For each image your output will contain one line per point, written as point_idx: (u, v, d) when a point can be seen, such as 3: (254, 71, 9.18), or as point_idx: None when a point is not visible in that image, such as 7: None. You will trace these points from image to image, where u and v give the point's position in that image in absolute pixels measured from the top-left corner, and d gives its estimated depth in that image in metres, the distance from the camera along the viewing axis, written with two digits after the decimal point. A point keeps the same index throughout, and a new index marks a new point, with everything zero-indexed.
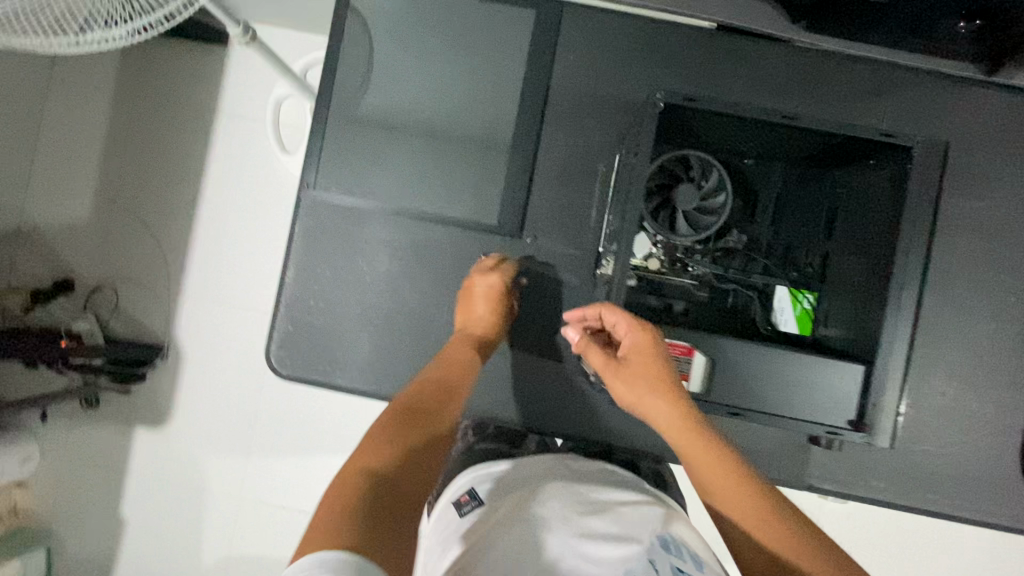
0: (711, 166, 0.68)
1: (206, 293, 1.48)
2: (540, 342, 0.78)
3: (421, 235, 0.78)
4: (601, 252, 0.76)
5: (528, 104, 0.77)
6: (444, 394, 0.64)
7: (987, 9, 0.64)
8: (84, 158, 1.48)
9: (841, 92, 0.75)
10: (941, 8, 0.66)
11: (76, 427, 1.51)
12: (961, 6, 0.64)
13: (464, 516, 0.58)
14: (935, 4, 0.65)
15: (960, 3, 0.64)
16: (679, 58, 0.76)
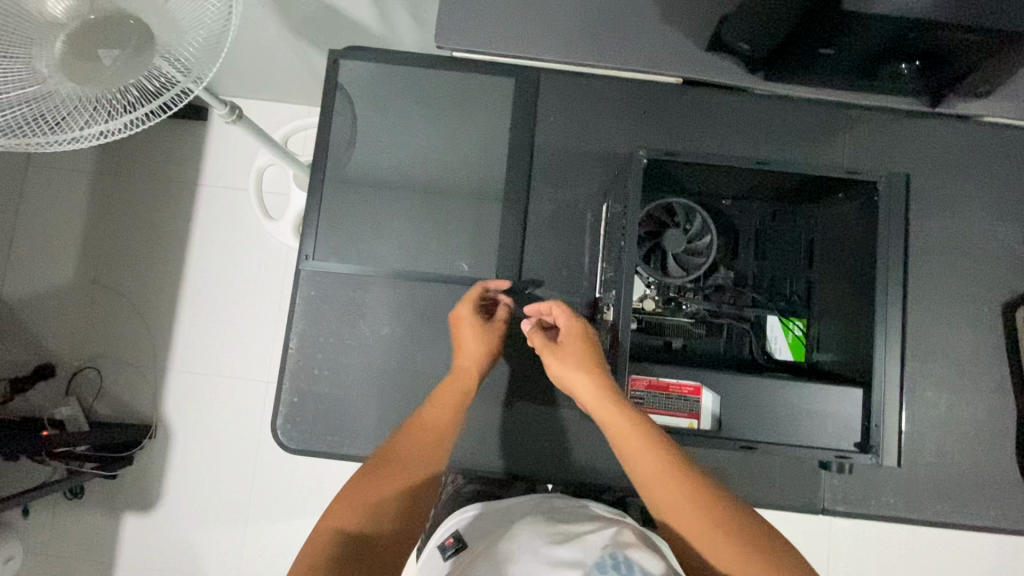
0: (694, 211, 0.72)
1: (195, 366, 1.45)
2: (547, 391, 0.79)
3: (422, 295, 0.79)
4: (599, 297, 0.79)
5: (515, 164, 0.81)
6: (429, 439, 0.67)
7: (928, 52, 0.73)
8: (63, 239, 1.46)
9: (802, 135, 0.83)
10: (889, 51, 0.74)
11: (60, 520, 1.43)
12: (907, 48, 0.72)
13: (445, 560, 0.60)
14: (886, 44, 0.72)
15: (906, 46, 0.72)
16: (652, 113, 0.81)
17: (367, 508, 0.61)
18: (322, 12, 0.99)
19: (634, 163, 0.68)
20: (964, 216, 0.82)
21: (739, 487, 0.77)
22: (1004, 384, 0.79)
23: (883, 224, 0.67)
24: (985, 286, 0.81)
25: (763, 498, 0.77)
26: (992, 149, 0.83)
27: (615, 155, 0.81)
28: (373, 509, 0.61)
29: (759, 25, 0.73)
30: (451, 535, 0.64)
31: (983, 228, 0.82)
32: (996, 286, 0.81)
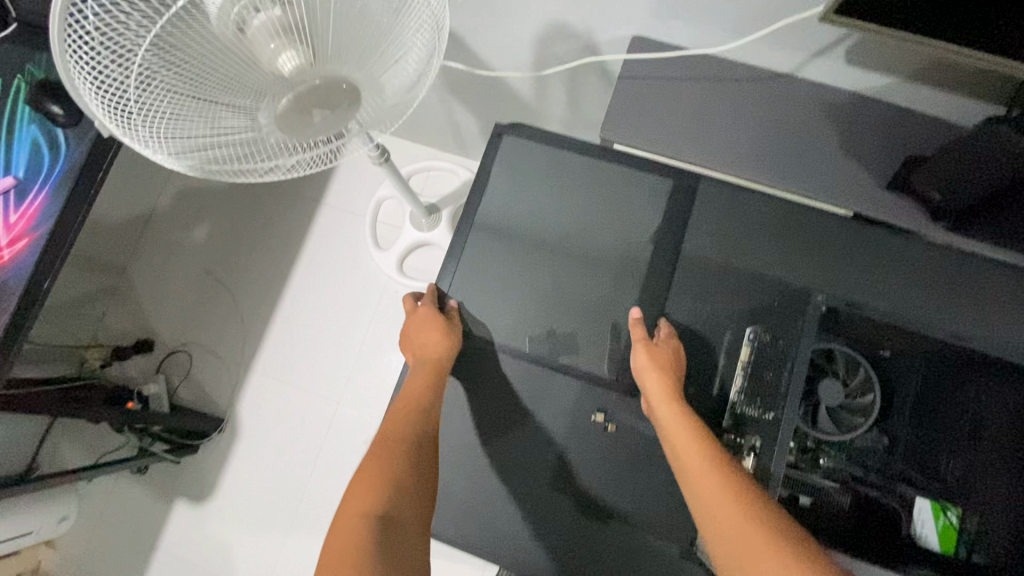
0: (858, 365, 0.69)
1: (276, 371, 1.50)
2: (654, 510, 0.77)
3: (540, 379, 0.80)
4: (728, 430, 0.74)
5: (657, 267, 0.80)
6: (412, 406, 0.75)
7: None
8: (191, 228, 1.57)
9: (989, 299, 0.74)
10: None
11: (120, 490, 1.48)
12: None
13: None
14: None
15: None
16: (814, 243, 0.78)
17: (373, 486, 0.68)
18: (485, 82, 1.04)
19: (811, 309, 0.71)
20: None
21: None
22: None
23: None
24: None
25: None
26: None
27: (766, 278, 0.77)
28: (378, 488, 0.68)
29: (963, 179, 0.68)
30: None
31: None
32: None
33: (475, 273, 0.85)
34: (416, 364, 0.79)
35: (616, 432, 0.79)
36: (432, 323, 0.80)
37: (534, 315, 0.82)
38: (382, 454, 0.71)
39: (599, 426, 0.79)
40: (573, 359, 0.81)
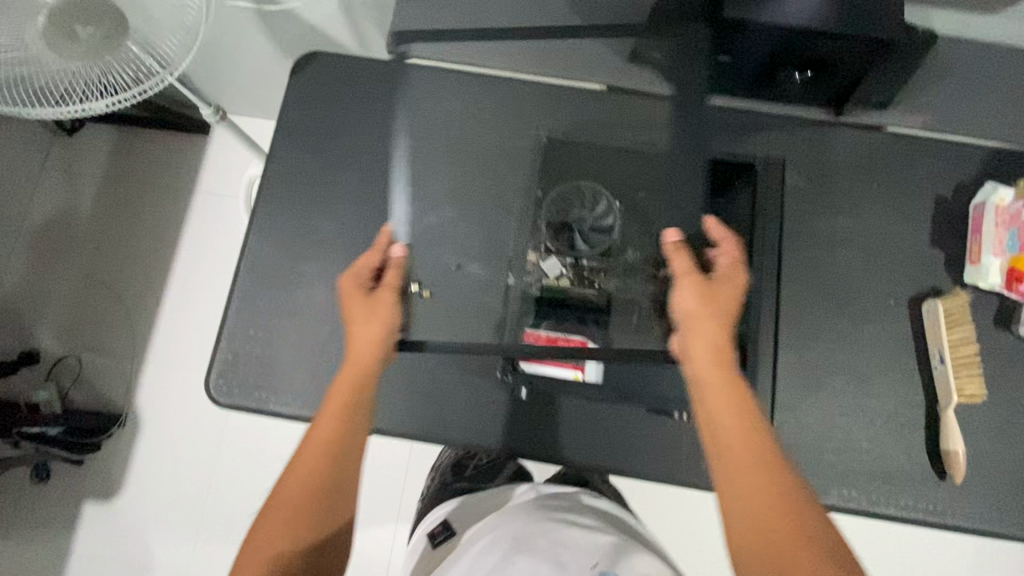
0: (601, 195, 0.82)
1: (173, 357, 1.51)
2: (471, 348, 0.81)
3: (359, 271, 0.85)
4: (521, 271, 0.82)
5: (456, 153, 0.87)
6: (351, 408, 0.70)
7: (814, 60, 0.78)
8: (64, 232, 1.55)
9: (713, 126, 0.87)
10: (782, 59, 0.78)
11: (24, 502, 1.43)
12: (795, 55, 0.77)
13: (436, 546, 0.81)
14: (774, 52, 0.77)
15: (794, 53, 0.77)
16: (572, 109, 0.88)
17: (279, 537, 0.62)
18: (306, 30, 1.09)
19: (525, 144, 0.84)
20: (870, 214, 0.87)
21: (649, 463, 0.79)
22: (911, 375, 0.82)
23: (777, 201, 0.82)
24: (896, 284, 0.85)
25: (676, 476, 0.79)
26: (897, 154, 0.89)
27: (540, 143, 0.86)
28: (288, 536, 0.62)
29: (668, 40, 0.81)
30: (441, 525, 0.84)
31: (890, 226, 0.87)
32: (906, 283, 0.85)
33: (294, 184, 0.89)
34: (358, 349, 0.73)
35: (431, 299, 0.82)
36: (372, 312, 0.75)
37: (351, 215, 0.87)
38: (293, 497, 0.64)
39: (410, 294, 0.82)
40: (391, 246, 0.86)
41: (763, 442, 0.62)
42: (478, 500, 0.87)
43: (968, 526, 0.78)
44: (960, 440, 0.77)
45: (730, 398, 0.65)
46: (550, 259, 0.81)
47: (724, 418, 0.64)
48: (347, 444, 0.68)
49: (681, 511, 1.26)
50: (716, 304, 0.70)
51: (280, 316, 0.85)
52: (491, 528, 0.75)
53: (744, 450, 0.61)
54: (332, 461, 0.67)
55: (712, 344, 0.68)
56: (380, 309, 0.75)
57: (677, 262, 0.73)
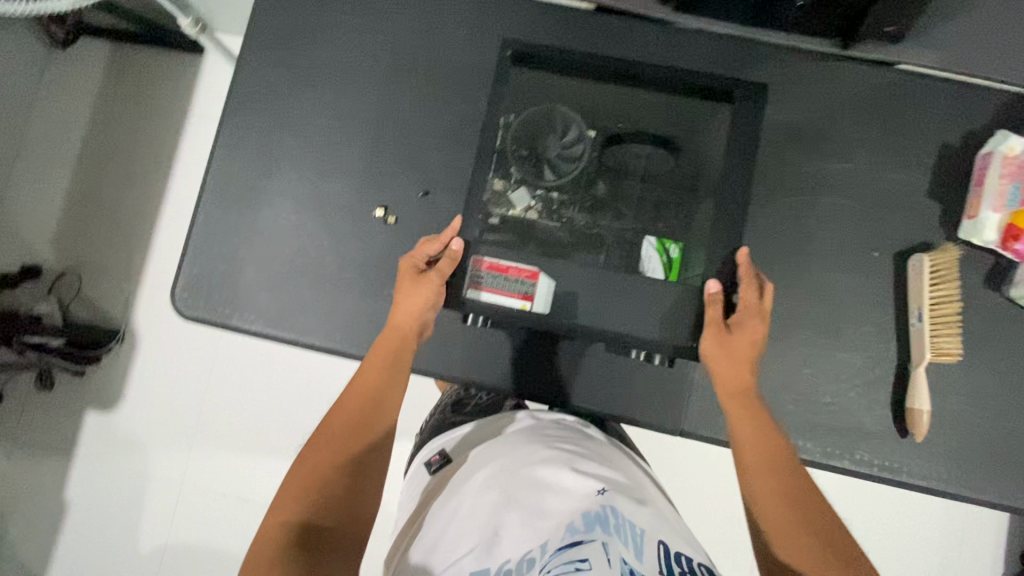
0: (573, 122, 0.77)
1: (162, 279, 1.49)
2: None
3: (326, 194, 0.84)
4: (492, 192, 0.76)
5: (436, 74, 0.83)
6: (376, 402, 0.68)
7: None
8: (64, 146, 1.53)
9: (709, 58, 0.80)
10: None
11: (28, 409, 1.45)
12: None
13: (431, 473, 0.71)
14: None
15: None
16: (561, 31, 0.81)
17: (311, 481, 0.62)
18: None
19: (504, 55, 0.76)
20: (867, 160, 0.81)
21: (601, 396, 0.79)
22: (890, 330, 0.79)
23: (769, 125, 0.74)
24: (882, 235, 0.80)
25: (623, 411, 0.79)
26: (904, 96, 0.82)
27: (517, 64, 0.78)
28: (317, 483, 0.62)
29: None
30: (437, 451, 0.74)
31: (884, 174, 0.81)
32: (891, 234, 0.80)
33: (266, 102, 0.86)
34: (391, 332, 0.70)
35: (396, 225, 0.82)
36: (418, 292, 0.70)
37: (320, 136, 0.85)
38: (324, 450, 0.64)
39: (378, 219, 0.82)
40: (362, 168, 0.83)
41: (788, 466, 0.61)
42: (480, 427, 0.75)
43: (923, 484, 0.76)
44: (925, 398, 0.74)
45: (759, 429, 0.63)
46: (518, 190, 0.77)
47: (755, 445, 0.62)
48: (380, 409, 0.68)
49: (678, 470, 1.18)
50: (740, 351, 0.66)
51: (249, 234, 0.84)
52: (494, 454, 0.66)
53: (769, 471, 0.61)
54: (364, 422, 0.67)
55: (738, 383, 0.66)
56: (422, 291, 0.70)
57: (710, 309, 0.67)
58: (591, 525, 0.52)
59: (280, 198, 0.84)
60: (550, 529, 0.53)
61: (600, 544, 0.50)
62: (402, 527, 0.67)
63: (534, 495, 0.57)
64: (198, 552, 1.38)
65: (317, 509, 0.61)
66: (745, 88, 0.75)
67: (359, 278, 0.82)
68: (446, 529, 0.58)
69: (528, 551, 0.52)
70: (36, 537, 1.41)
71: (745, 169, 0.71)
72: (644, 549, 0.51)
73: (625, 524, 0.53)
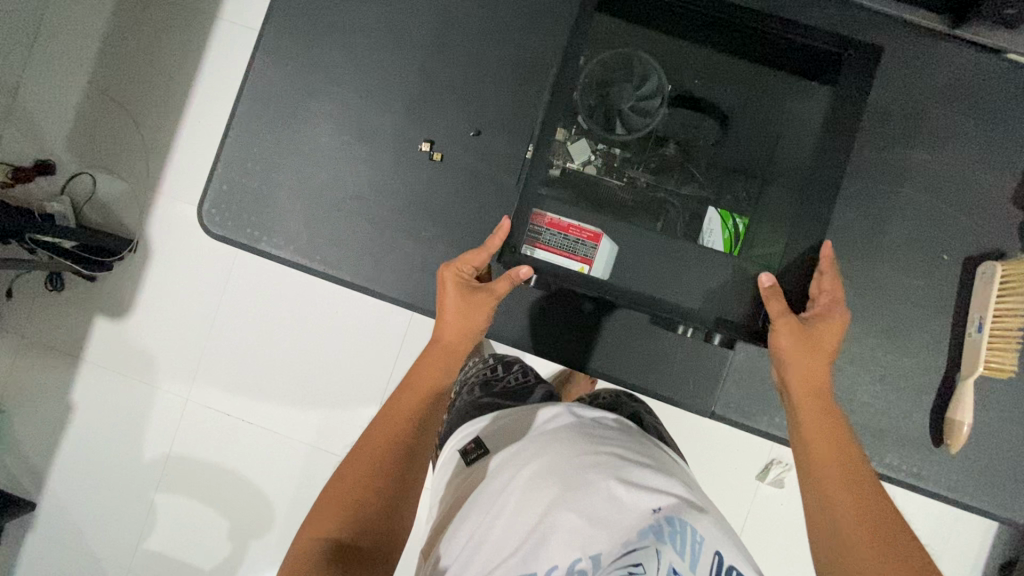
0: (652, 71, 0.70)
1: (179, 192, 1.43)
2: (473, 219, 0.77)
3: (370, 120, 0.78)
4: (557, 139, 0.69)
5: (504, 2, 0.76)
6: (422, 412, 0.65)
7: None
8: (83, 39, 1.43)
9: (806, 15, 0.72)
10: None
11: (38, 306, 1.43)
12: None
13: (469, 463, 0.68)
14: None
15: None
16: None
17: (371, 474, 0.59)
18: None
19: None
20: (954, 153, 0.75)
21: (640, 377, 0.77)
22: (943, 337, 0.75)
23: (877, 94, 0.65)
24: (953, 236, 0.75)
25: (656, 387, 0.76)
26: (1006, 86, 0.75)
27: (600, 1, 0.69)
28: (379, 469, 0.59)
29: None
30: (474, 439, 0.71)
31: (970, 172, 0.75)
32: (964, 237, 0.75)
33: (314, 11, 0.78)
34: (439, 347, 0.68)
35: (442, 163, 0.77)
36: (468, 305, 0.67)
37: (371, 56, 0.78)
38: (370, 459, 0.60)
39: (424, 155, 0.77)
40: (410, 96, 0.77)
41: (860, 474, 0.57)
42: (515, 417, 0.71)
43: (946, 495, 0.75)
44: (968, 410, 0.71)
45: (828, 432, 0.60)
46: (579, 142, 0.71)
47: (824, 454, 0.59)
48: (427, 423, 0.65)
49: (686, 448, 1.17)
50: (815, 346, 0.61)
51: (285, 155, 0.79)
52: (538, 448, 0.62)
53: (834, 474, 0.57)
54: (409, 436, 0.63)
55: (812, 381, 0.62)
56: (480, 309, 0.68)
57: (769, 303, 0.61)
58: (645, 538, 0.51)
59: (321, 119, 0.79)
60: (603, 539, 0.51)
61: (654, 551, 0.49)
62: (439, 518, 0.66)
63: (586, 499, 0.54)
64: (199, 466, 1.40)
65: (375, 500, 0.58)
66: (859, 48, 0.65)
67: (396, 217, 0.78)
68: (490, 529, 0.56)
69: (577, 560, 0.50)
70: (42, 436, 1.42)
71: (845, 140, 0.63)
72: (699, 559, 0.50)
73: (685, 529, 0.52)
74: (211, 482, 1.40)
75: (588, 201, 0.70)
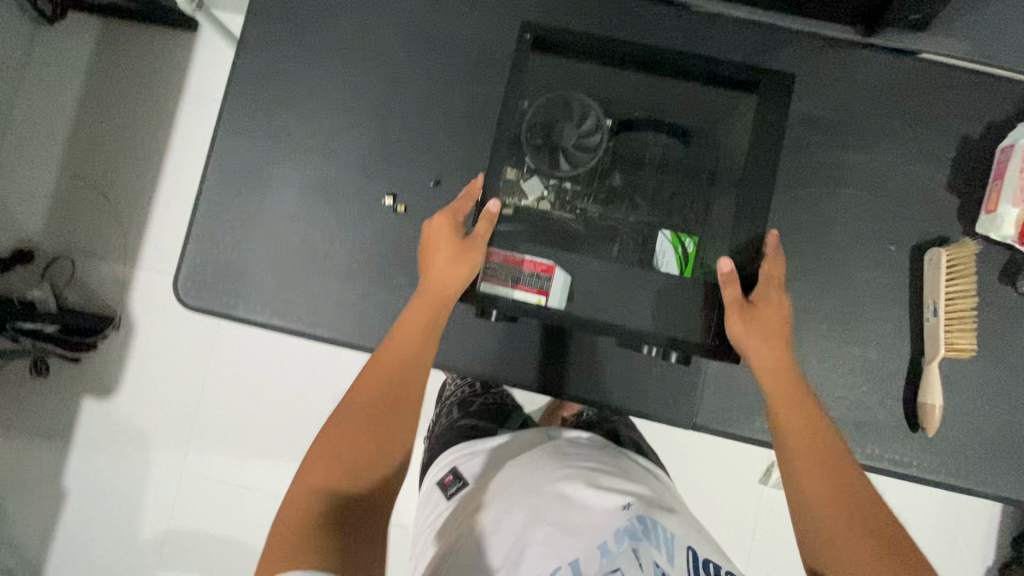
0: (590, 110, 0.75)
1: (159, 265, 1.45)
2: None
3: (333, 181, 0.81)
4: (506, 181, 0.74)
5: (449, 58, 0.81)
6: (401, 372, 0.64)
7: None
8: (54, 128, 1.47)
9: (724, 45, 0.79)
10: None
11: (25, 394, 1.43)
12: None
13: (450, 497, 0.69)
14: None
15: None
16: (578, 16, 0.79)
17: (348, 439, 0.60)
18: None
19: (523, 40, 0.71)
20: (886, 151, 0.80)
21: (619, 397, 0.78)
22: (904, 325, 0.78)
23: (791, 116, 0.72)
24: (898, 229, 0.79)
25: (635, 405, 0.78)
26: (923, 84, 0.80)
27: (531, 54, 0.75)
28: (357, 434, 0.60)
29: None
30: (452, 472, 0.72)
31: (904, 166, 0.80)
32: (909, 228, 0.79)
33: (269, 85, 0.83)
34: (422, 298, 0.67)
35: (406, 214, 0.80)
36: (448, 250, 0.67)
37: (328, 121, 0.82)
38: (350, 421, 0.61)
39: (388, 209, 0.80)
40: (369, 154, 0.81)
41: (841, 461, 0.59)
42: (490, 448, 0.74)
43: (932, 480, 0.76)
44: (937, 393, 0.74)
45: (804, 423, 0.62)
46: (530, 180, 0.75)
47: (802, 446, 0.60)
48: (405, 384, 0.64)
49: (685, 462, 1.17)
50: (766, 323, 0.65)
51: (254, 223, 0.82)
52: (514, 473, 0.64)
53: (818, 464, 0.59)
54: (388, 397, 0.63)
55: (773, 367, 0.64)
56: (464, 255, 0.67)
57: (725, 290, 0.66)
58: (621, 541, 0.51)
59: (285, 186, 0.82)
60: (579, 545, 0.51)
61: (631, 552, 0.49)
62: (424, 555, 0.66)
63: (563, 510, 0.55)
64: (200, 539, 1.37)
65: (352, 468, 0.59)
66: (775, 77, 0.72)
67: (367, 271, 0.80)
68: (475, 555, 0.57)
69: (556, 569, 0.50)
70: (36, 525, 1.40)
71: (772, 160, 0.69)
72: (674, 553, 0.50)
73: (659, 529, 0.52)
74: (214, 554, 1.37)
75: (544, 235, 0.73)
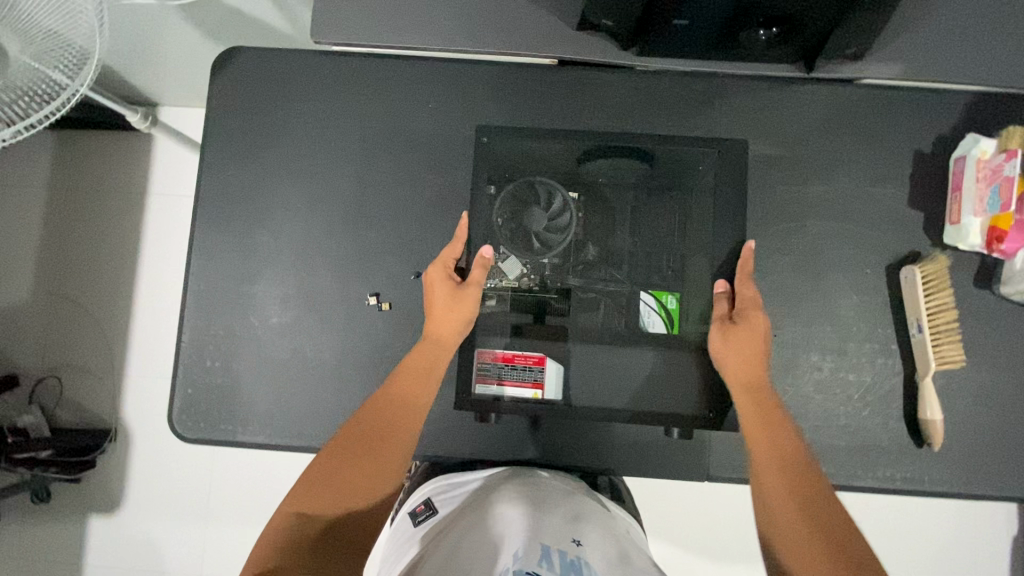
0: (557, 189, 0.78)
1: (148, 370, 1.43)
2: None
3: (314, 289, 0.81)
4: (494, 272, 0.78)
5: (410, 150, 0.82)
6: (400, 408, 0.68)
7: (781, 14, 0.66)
8: (23, 248, 1.46)
9: (673, 102, 0.81)
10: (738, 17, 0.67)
11: (30, 523, 1.39)
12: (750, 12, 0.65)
13: (418, 524, 0.69)
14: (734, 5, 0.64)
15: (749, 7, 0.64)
16: (527, 94, 0.81)
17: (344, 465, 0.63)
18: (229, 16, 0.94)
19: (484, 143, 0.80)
20: (846, 177, 0.82)
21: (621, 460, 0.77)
22: (892, 343, 0.80)
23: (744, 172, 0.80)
24: (870, 251, 0.81)
25: (638, 465, 0.77)
26: (870, 109, 0.83)
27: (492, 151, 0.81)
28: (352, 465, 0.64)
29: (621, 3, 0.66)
30: (424, 502, 0.72)
31: (866, 189, 0.82)
32: (880, 248, 0.81)
33: (237, 203, 0.83)
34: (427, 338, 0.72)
35: (391, 311, 0.80)
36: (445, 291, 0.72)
37: (299, 230, 0.82)
38: (348, 451, 0.64)
39: (372, 307, 0.80)
40: (345, 257, 0.81)
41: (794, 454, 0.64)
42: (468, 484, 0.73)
43: (944, 492, 0.78)
44: (936, 408, 0.75)
45: (763, 416, 0.67)
46: (509, 261, 0.77)
47: (757, 436, 0.66)
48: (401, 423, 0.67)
49: (703, 491, 1.17)
50: (744, 338, 0.70)
51: (240, 341, 0.81)
52: (482, 504, 0.64)
53: (768, 455, 0.64)
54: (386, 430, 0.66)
55: (745, 367, 0.69)
56: (463, 300, 0.72)
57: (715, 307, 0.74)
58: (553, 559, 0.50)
59: (266, 300, 0.82)
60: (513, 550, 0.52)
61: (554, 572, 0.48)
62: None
63: (511, 529, 0.56)
64: None
65: (344, 498, 0.62)
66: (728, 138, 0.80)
67: (360, 372, 0.80)
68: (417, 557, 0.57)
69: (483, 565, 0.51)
70: None
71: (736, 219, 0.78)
72: None
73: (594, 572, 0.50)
74: None
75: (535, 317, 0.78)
